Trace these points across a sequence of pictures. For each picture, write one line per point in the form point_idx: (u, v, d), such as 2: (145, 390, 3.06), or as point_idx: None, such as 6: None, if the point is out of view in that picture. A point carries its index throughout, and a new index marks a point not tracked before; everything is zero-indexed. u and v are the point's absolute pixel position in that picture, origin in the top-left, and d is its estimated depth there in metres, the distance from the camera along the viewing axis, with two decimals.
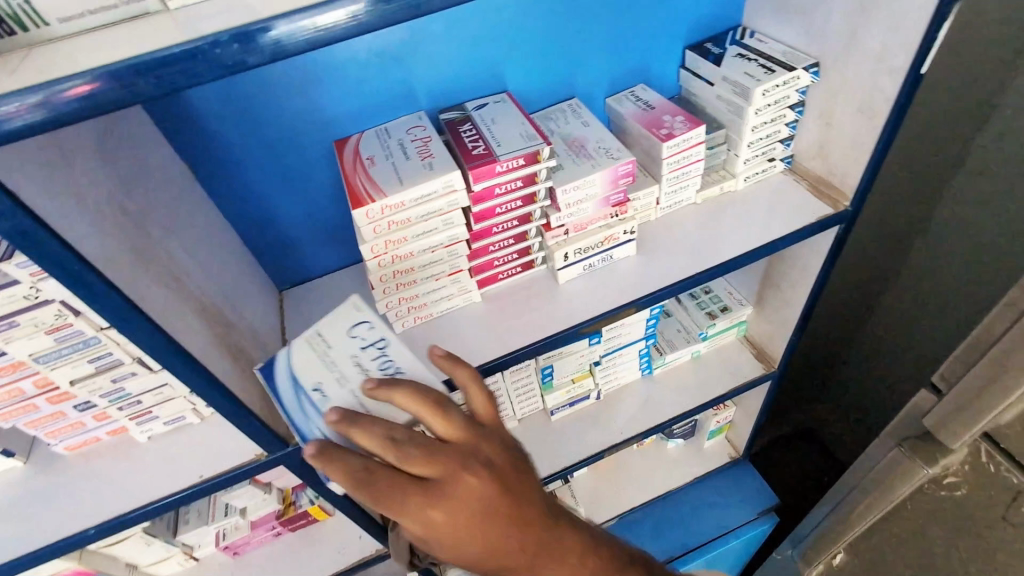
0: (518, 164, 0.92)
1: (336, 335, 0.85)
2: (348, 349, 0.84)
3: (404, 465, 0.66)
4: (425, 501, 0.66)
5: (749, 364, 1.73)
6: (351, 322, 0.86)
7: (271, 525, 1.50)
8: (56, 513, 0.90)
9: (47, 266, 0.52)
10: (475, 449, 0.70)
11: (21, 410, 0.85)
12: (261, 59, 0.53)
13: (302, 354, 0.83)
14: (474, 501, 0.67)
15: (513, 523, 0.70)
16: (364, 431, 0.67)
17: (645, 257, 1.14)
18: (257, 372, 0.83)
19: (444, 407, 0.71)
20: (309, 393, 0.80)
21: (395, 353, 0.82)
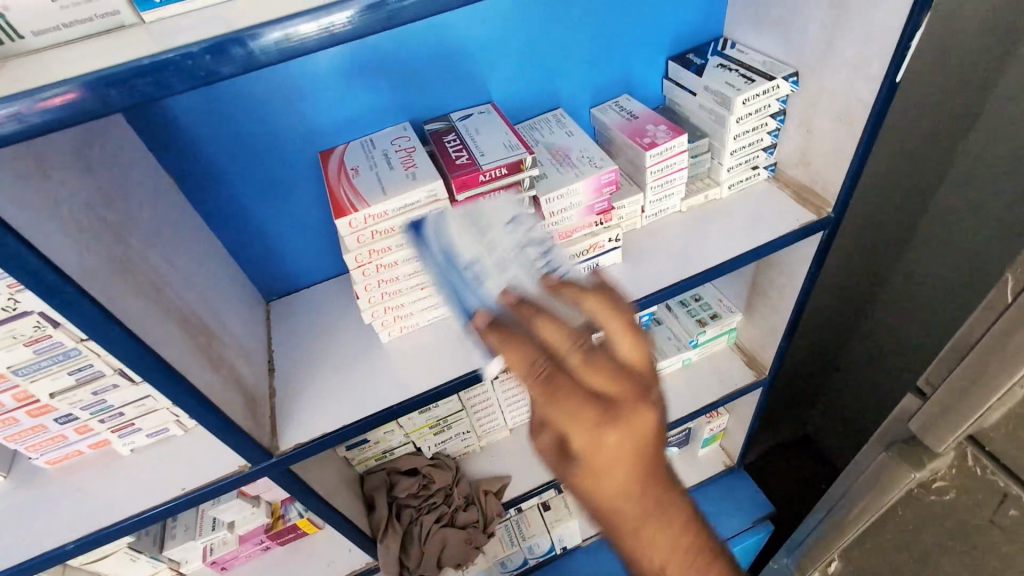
0: (501, 173, 0.93)
1: (493, 219, 0.81)
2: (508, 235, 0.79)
3: (587, 371, 0.64)
4: (599, 418, 0.62)
5: (739, 371, 1.74)
6: (509, 210, 0.84)
7: (259, 539, 1.48)
8: (36, 528, 0.89)
9: (19, 275, 0.52)
10: (651, 385, 0.66)
11: (0, 423, 0.84)
12: (234, 69, 0.53)
13: (456, 228, 0.80)
14: (642, 436, 0.64)
15: (657, 473, 0.67)
16: (550, 322, 0.66)
17: (631, 265, 1.15)
18: (403, 226, 0.86)
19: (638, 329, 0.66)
20: (465, 267, 0.75)
21: (560, 254, 0.78)
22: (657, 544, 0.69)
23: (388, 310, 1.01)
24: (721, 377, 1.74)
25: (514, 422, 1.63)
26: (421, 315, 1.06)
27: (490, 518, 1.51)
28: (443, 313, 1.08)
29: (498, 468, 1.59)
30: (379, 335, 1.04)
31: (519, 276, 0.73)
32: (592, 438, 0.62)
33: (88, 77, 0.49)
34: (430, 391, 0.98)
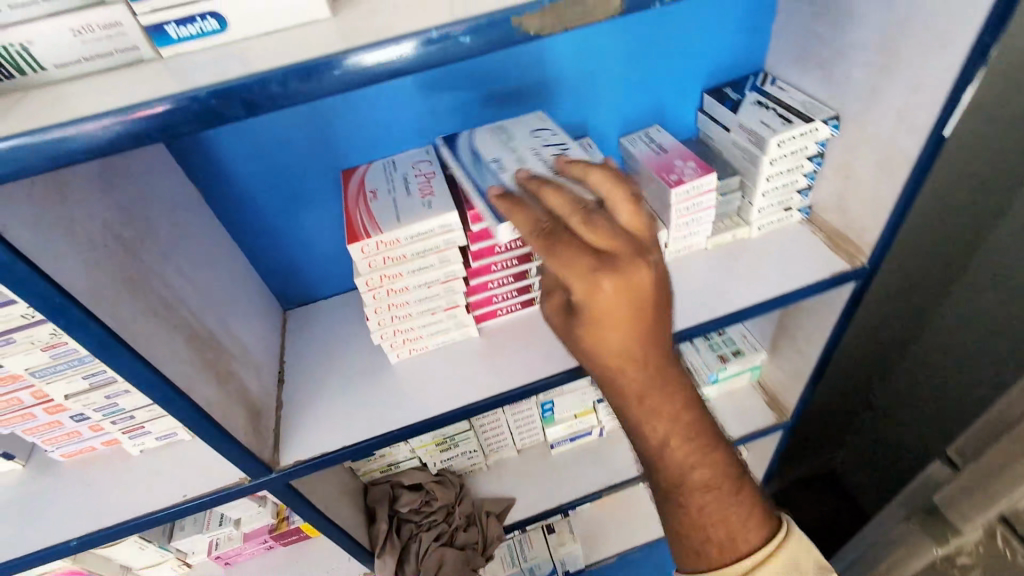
0: None
1: (519, 132, 0.96)
2: (530, 142, 0.92)
3: (586, 230, 0.64)
4: (598, 268, 0.63)
5: (759, 412, 1.67)
6: (533, 129, 0.96)
7: (262, 539, 1.49)
8: (46, 519, 0.92)
9: (28, 298, 0.54)
10: (651, 249, 0.66)
11: (19, 418, 0.88)
12: (243, 111, 0.53)
13: (484, 136, 0.97)
14: (641, 294, 0.64)
15: (658, 335, 0.69)
16: (556, 189, 0.67)
17: None
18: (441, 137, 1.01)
19: (638, 196, 0.67)
20: (489, 162, 0.90)
21: (572, 151, 0.88)
22: (657, 410, 0.74)
23: (397, 333, 1.01)
24: (740, 416, 1.67)
25: (522, 443, 1.61)
26: (431, 339, 1.05)
27: (490, 541, 1.47)
28: (454, 337, 1.07)
29: (501, 490, 1.57)
30: (388, 356, 1.05)
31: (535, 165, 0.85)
32: (591, 293, 0.63)
33: (100, 113, 0.50)
34: (432, 420, 0.97)
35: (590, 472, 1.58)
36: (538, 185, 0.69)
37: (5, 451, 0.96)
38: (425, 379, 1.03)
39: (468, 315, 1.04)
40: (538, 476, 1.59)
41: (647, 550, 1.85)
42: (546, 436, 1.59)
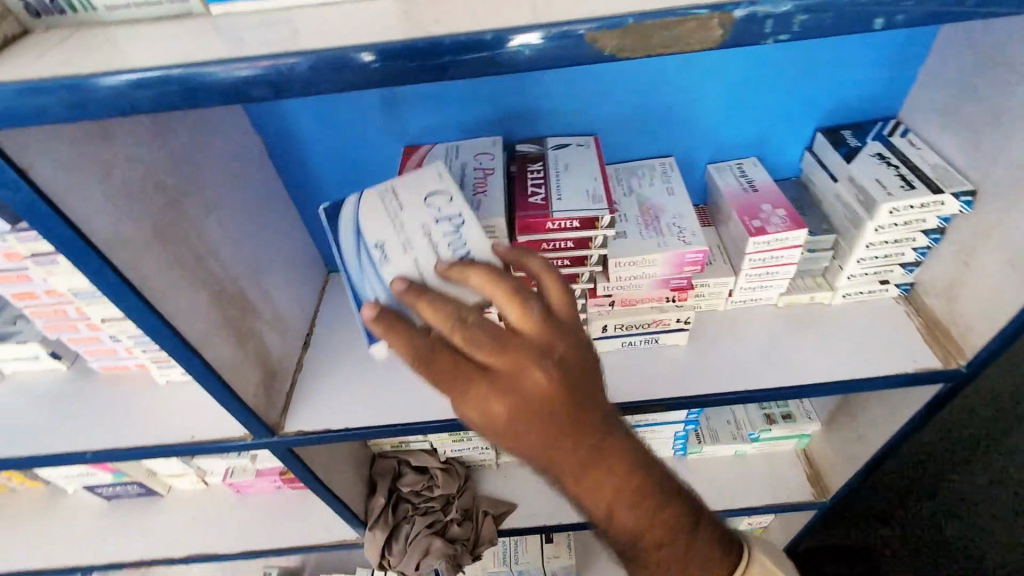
0: (572, 225, 0.84)
1: (410, 196, 0.77)
2: (420, 215, 0.76)
3: (469, 348, 0.58)
4: (485, 390, 0.57)
5: (798, 484, 1.50)
6: (426, 192, 0.78)
7: (273, 478, 1.51)
8: (72, 424, 0.99)
9: (53, 241, 0.56)
10: (549, 346, 0.59)
11: (64, 327, 0.93)
12: (271, 92, 0.49)
13: (370, 205, 0.77)
14: (539, 405, 0.57)
15: (576, 437, 0.58)
16: (430, 305, 0.60)
17: (696, 350, 1.01)
18: (322, 209, 0.78)
19: (519, 295, 0.61)
20: (370, 249, 0.75)
21: (467, 232, 0.74)
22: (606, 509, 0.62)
23: None
24: (775, 482, 1.52)
25: None
26: None
27: (481, 541, 1.42)
28: None
29: (504, 492, 1.52)
30: None
31: (421, 261, 0.73)
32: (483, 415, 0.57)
33: (121, 73, 0.47)
34: (437, 423, 0.93)
35: None
36: (414, 303, 0.61)
37: (52, 350, 1.03)
38: None
39: None
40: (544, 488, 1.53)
41: None
42: None
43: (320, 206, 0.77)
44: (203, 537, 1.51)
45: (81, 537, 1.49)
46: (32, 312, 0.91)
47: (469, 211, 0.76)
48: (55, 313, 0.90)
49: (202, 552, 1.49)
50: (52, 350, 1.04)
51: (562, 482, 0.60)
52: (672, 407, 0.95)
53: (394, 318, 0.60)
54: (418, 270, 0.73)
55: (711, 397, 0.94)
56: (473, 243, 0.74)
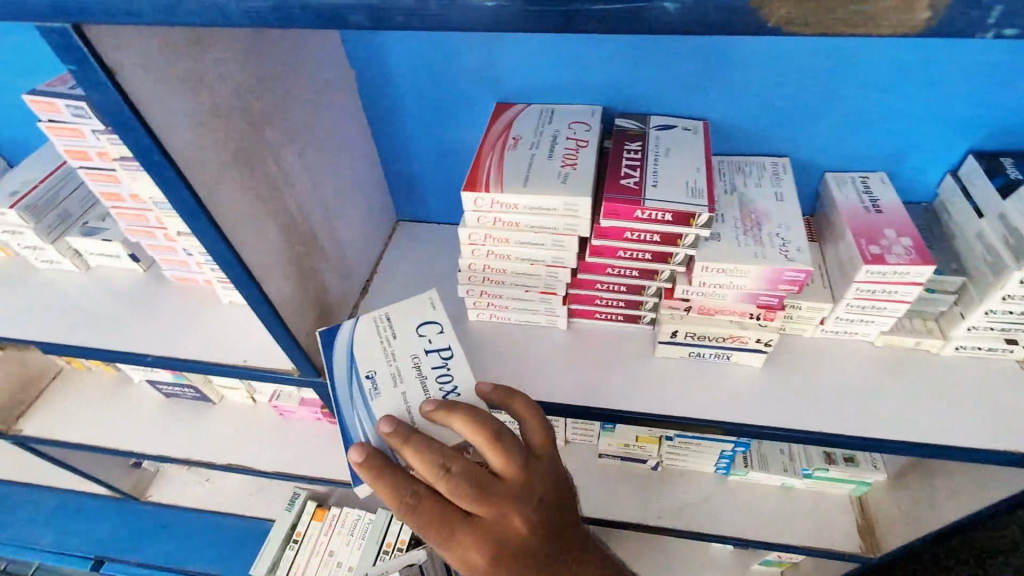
0: (663, 218, 0.76)
1: (404, 328, 0.86)
2: (411, 348, 0.84)
3: (452, 497, 0.63)
4: (469, 539, 0.63)
5: (846, 533, 1.38)
6: (418, 321, 0.87)
7: (314, 409, 1.56)
8: (141, 325, 1.04)
9: (133, 150, 0.55)
10: (527, 491, 0.64)
11: (144, 233, 0.96)
12: (366, 21, 0.44)
13: (368, 332, 0.86)
14: (517, 551, 0.63)
15: (553, 573, 0.65)
16: (415, 447, 0.66)
17: (770, 376, 0.92)
18: (319, 334, 0.85)
19: (500, 439, 0.66)
20: (362, 380, 0.81)
21: (455, 367, 0.83)
22: None
23: (484, 294, 0.94)
24: (821, 524, 1.39)
25: (571, 437, 1.53)
26: (515, 312, 0.97)
27: None
28: (539, 320, 0.98)
29: None
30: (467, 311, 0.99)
31: (409, 393, 0.80)
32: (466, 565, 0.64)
33: None
34: None
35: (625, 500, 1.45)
36: (400, 443, 0.67)
37: (132, 253, 1.08)
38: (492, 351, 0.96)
39: (561, 305, 0.94)
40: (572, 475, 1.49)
41: None
42: (599, 442, 1.49)
43: (318, 331, 0.84)
44: (243, 451, 1.59)
45: (139, 427, 1.61)
46: (117, 214, 0.94)
47: (458, 345, 0.85)
48: (138, 218, 0.93)
49: (240, 464, 1.57)
50: (132, 253, 1.08)
51: None
52: (732, 432, 0.87)
53: (384, 463, 0.67)
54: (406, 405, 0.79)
55: (779, 432, 0.85)
56: (458, 377, 0.81)
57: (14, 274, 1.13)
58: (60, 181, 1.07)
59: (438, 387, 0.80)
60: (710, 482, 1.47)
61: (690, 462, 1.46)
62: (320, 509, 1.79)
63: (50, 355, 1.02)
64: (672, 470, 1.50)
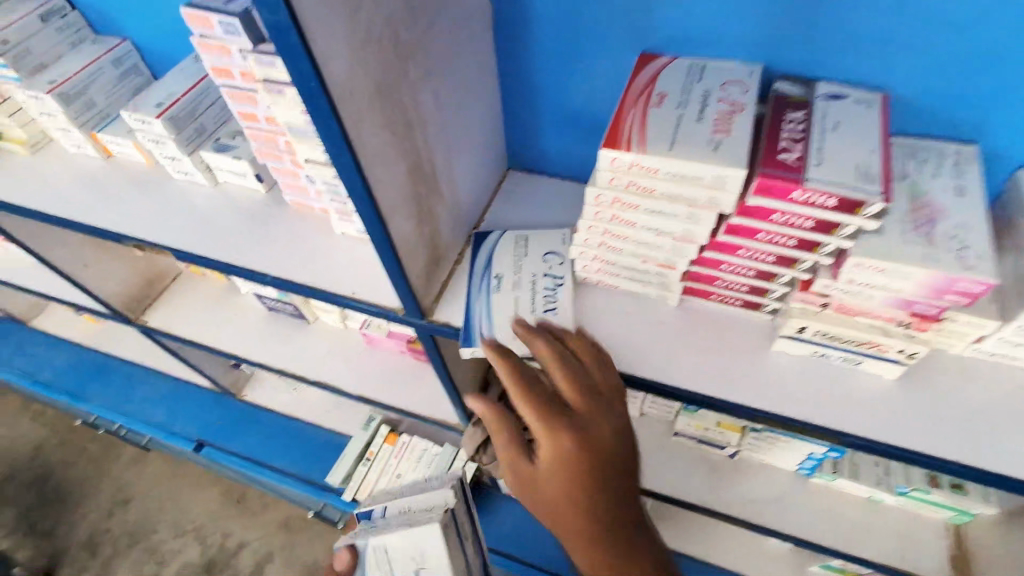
0: (824, 203, 0.67)
1: (535, 250, 0.98)
2: (535, 267, 0.95)
3: (558, 376, 0.77)
4: (558, 412, 0.73)
5: (934, 561, 1.27)
6: (546, 248, 0.98)
7: (400, 342, 1.61)
8: (261, 243, 1.09)
9: (292, 76, 0.55)
10: (613, 404, 0.77)
11: (272, 156, 0.99)
12: None
13: (506, 247, 0.99)
14: (591, 441, 0.71)
15: (611, 486, 0.71)
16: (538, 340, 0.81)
17: (903, 389, 0.83)
18: (472, 235, 1.01)
19: (604, 361, 0.81)
20: (491, 278, 0.94)
21: (561, 296, 0.92)
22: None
23: (597, 258, 0.89)
24: (908, 546, 1.29)
25: (646, 410, 1.48)
26: (625, 281, 0.93)
27: None
28: (649, 292, 0.93)
29: None
30: (575, 273, 0.95)
31: (520, 301, 0.91)
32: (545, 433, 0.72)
33: None
34: None
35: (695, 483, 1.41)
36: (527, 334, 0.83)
37: (257, 173, 1.12)
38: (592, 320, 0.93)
39: (677, 281, 0.88)
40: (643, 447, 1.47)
41: None
42: (676, 421, 1.43)
43: (472, 232, 1.01)
44: (331, 370, 1.69)
45: (243, 333, 1.74)
46: (250, 135, 0.96)
47: (571, 279, 0.94)
48: (269, 141, 0.95)
49: (328, 382, 1.68)
50: (258, 173, 1.13)
51: (583, 533, 0.70)
52: (849, 443, 0.80)
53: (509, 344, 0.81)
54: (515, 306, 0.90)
55: (904, 453, 0.77)
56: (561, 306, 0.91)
57: (154, 181, 1.22)
58: (199, 97, 1.11)
59: (544, 307, 0.90)
60: (789, 480, 1.40)
61: (772, 457, 1.38)
62: (391, 434, 1.87)
63: (181, 261, 1.10)
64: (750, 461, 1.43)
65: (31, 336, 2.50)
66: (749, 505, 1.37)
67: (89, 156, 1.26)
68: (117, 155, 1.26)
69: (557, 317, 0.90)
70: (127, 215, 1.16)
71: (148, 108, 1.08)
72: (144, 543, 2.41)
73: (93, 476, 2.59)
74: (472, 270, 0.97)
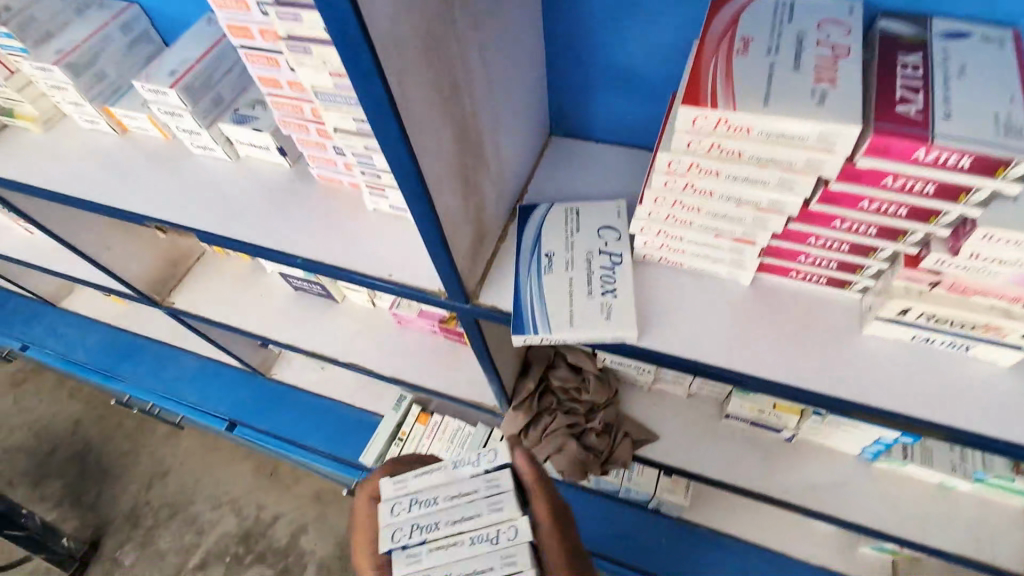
0: (954, 163, 0.56)
1: (588, 225, 0.88)
2: (590, 243, 0.86)
3: None
4: None
5: (1010, 550, 1.18)
6: (601, 223, 0.88)
7: (432, 322, 1.54)
8: (287, 221, 1.02)
9: (328, 22, 0.47)
10: None
11: (297, 126, 0.90)
12: None
13: (556, 221, 0.89)
14: None
15: None
16: None
17: (1017, 377, 0.72)
18: (517, 208, 0.92)
19: None
20: (541, 256, 0.85)
21: (621, 274, 0.83)
22: None
23: (662, 234, 0.80)
24: (982, 534, 1.20)
25: (695, 391, 1.39)
26: (693, 259, 0.83)
27: (613, 460, 1.36)
28: (718, 271, 0.84)
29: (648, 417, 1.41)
30: (635, 250, 0.86)
31: (577, 279, 0.82)
32: None
33: None
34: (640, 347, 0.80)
35: (749, 467, 1.33)
36: None
37: (281, 146, 1.04)
38: (655, 300, 0.84)
39: (753, 258, 0.78)
40: (691, 430, 1.39)
41: (746, 551, 1.65)
42: (727, 403, 1.33)
43: (517, 206, 0.92)
44: (362, 350, 1.64)
45: (271, 313, 1.69)
46: (273, 103, 0.88)
47: (630, 256, 0.85)
48: (293, 110, 0.87)
49: (359, 363, 1.63)
50: (281, 146, 1.04)
51: None
52: (956, 438, 0.71)
53: None
54: (571, 287, 0.81)
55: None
56: (622, 286, 0.82)
57: (172, 156, 1.14)
58: (215, 63, 1.02)
59: (601, 289, 0.81)
60: (849, 463, 1.32)
61: (833, 440, 1.29)
62: (423, 414, 1.82)
63: (205, 243, 1.03)
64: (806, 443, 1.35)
65: (61, 316, 2.50)
66: (806, 491, 1.29)
67: (104, 130, 1.19)
68: (133, 130, 1.18)
69: (619, 299, 0.80)
70: (147, 194, 1.09)
71: (162, 77, 0.99)
72: (183, 515, 2.45)
73: (129, 452, 2.62)
74: (519, 247, 0.88)
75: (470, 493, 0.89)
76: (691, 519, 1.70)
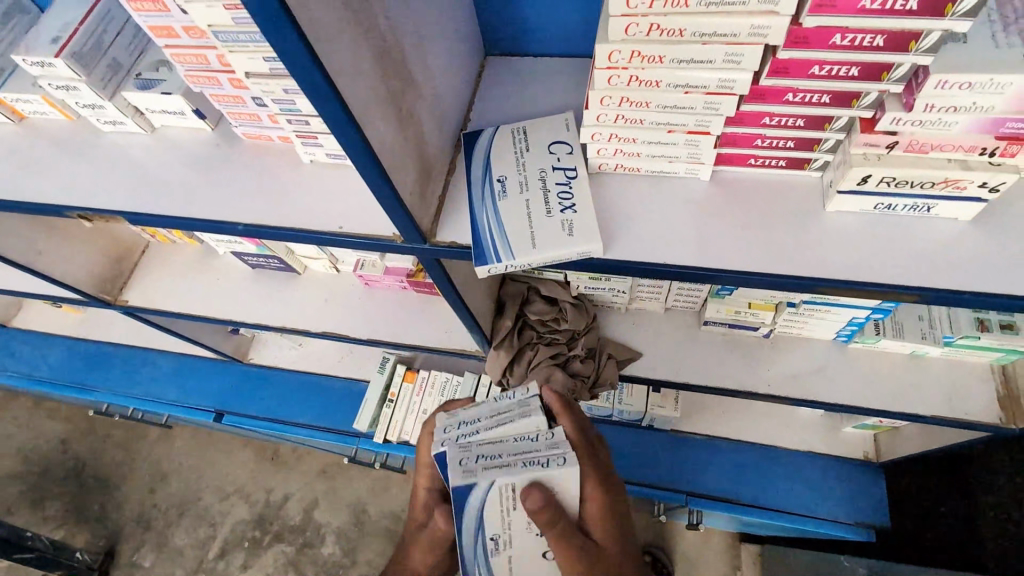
0: (902, 7, 0.53)
1: (537, 142, 0.84)
2: (542, 161, 0.82)
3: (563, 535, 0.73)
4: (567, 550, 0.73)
5: (982, 403, 1.24)
6: (550, 139, 0.84)
7: (400, 278, 1.49)
8: (223, 189, 0.95)
9: None
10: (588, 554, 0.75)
11: (206, 80, 0.82)
12: None
13: (504, 143, 0.85)
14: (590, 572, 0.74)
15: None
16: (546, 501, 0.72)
17: (976, 231, 0.73)
18: (461, 136, 0.87)
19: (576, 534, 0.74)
20: (493, 182, 0.81)
21: (578, 189, 0.79)
22: None
23: (614, 139, 0.76)
24: (955, 393, 1.25)
25: (672, 304, 1.39)
26: (648, 161, 0.80)
27: (602, 382, 1.37)
28: (676, 169, 0.81)
29: (630, 337, 1.41)
30: (589, 161, 0.82)
31: (533, 201, 0.78)
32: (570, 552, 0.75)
33: None
34: (608, 261, 0.78)
35: (734, 369, 1.35)
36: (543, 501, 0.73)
37: (196, 108, 0.95)
38: (617, 210, 0.81)
39: (709, 150, 0.76)
40: (674, 342, 1.40)
41: (740, 449, 1.72)
42: (704, 310, 1.34)
43: (461, 134, 0.87)
44: (334, 318, 1.59)
45: (233, 296, 1.63)
46: (172, 56, 0.79)
47: (584, 169, 0.81)
48: (196, 60, 0.79)
49: (334, 331, 1.59)
50: (197, 108, 0.96)
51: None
52: (930, 299, 0.71)
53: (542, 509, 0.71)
54: (528, 208, 0.78)
55: (995, 300, 0.68)
56: (580, 200, 0.78)
57: (84, 139, 1.05)
58: (101, 24, 0.92)
59: (560, 206, 0.78)
60: (826, 349, 1.35)
61: (809, 329, 1.31)
62: (409, 372, 1.80)
63: (138, 225, 0.96)
64: (785, 336, 1.37)
65: (16, 337, 2.38)
66: (790, 382, 1.33)
67: (0, 121, 1.07)
68: (30, 116, 1.08)
69: (579, 214, 0.77)
70: (64, 184, 1.00)
71: (43, 46, 0.88)
72: (193, 510, 2.45)
73: (123, 460, 2.58)
74: (469, 177, 0.84)
75: (509, 408, 0.85)
76: (684, 428, 1.75)
